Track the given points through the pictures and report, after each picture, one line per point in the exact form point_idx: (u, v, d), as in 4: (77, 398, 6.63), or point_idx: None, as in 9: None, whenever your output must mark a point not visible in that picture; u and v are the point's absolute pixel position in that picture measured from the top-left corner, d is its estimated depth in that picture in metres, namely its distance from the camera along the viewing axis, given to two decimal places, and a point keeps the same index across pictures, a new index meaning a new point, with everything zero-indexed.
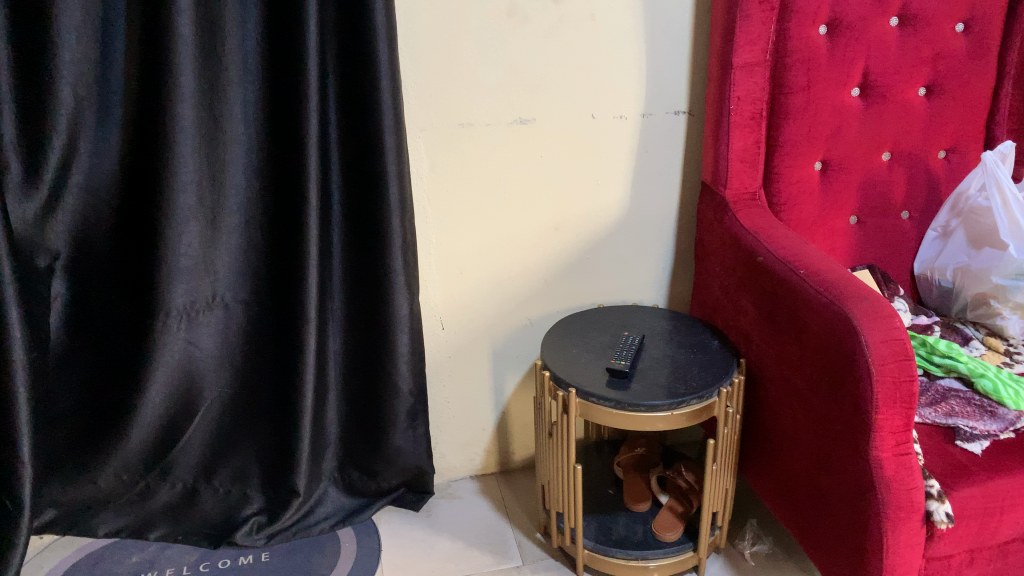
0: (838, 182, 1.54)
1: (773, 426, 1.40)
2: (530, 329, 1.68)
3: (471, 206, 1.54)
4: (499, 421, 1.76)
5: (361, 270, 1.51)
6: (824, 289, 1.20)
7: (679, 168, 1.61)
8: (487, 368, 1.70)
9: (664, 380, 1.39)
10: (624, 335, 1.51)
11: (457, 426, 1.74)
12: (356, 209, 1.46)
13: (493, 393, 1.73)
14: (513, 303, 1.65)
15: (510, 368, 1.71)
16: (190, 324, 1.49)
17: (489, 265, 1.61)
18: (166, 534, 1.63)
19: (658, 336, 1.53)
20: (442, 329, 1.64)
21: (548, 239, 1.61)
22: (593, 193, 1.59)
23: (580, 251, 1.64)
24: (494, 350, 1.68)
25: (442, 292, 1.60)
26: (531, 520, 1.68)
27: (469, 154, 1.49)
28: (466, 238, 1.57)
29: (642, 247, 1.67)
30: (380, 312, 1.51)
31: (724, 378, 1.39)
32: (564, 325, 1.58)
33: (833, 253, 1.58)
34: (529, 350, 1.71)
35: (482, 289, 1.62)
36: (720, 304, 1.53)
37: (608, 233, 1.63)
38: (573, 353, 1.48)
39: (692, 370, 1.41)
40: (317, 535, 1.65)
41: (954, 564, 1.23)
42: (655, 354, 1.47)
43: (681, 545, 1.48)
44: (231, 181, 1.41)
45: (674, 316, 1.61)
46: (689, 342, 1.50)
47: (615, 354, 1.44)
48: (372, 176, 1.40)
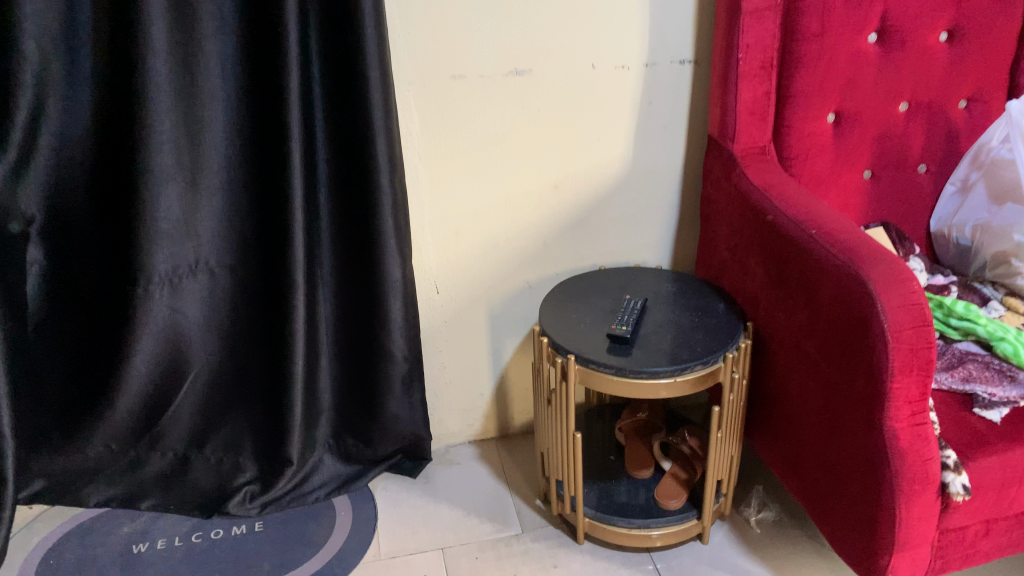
0: (852, 135, 1.46)
1: (782, 394, 1.34)
2: (529, 292, 1.62)
3: (465, 165, 1.47)
4: (497, 386, 1.71)
5: (350, 233, 1.44)
6: (837, 250, 1.14)
7: (684, 121, 1.53)
8: (485, 331, 1.64)
9: (667, 346, 1.33)
10: (626, 300, 1.45)
11: (455, 391, 1.69)
12: (344, 168, 1.39)
13: (491, 358, 1.67)
14: (511, 266, 1.59)
15: (509, 332, 1.66)
16: (174, 291, 1.44)
17: (485, 226, 1.54)
18: (158, 504, 1.60)
19: (662, 300, 1.47)
20: (437, 293, 1.58)
21: (546, 198, 1.54)
22: (593, 150, 1.51)
23: (580, 210, 1.57)
24: (491, 314, 1.63)
25: (437, 255, 1.54)
26: (531, 486, 1.64)
27: (463, 109, 1.41)
28: (461, 198, 1.50)
29: (645, 206, 1.60)
30: (372, 277, 1.45)
31: (729, 343, 1.33)
32: (565, 289, 1.52)
33: (845, 210, 1.50)
34: (528, 313, 1.65)
35: (479, 252, 1.56)
36: (727, 265, 1.46)
37: (609, 191, 1.56)
38: (572, 318, 1.42)
39: (696, 335, 1.36)
40: (313, 503, 1.61)
41: (969, 536, 1.18)
42: (658, 318, 1.41)
43: (685, 513, 1.44)
44: (211, 141, 1.33)
45: (678, 278, 1.54)
46: (694, 306, 1.44)
47: (616, 319, 1.38)
48: (360, 133, 1.33)
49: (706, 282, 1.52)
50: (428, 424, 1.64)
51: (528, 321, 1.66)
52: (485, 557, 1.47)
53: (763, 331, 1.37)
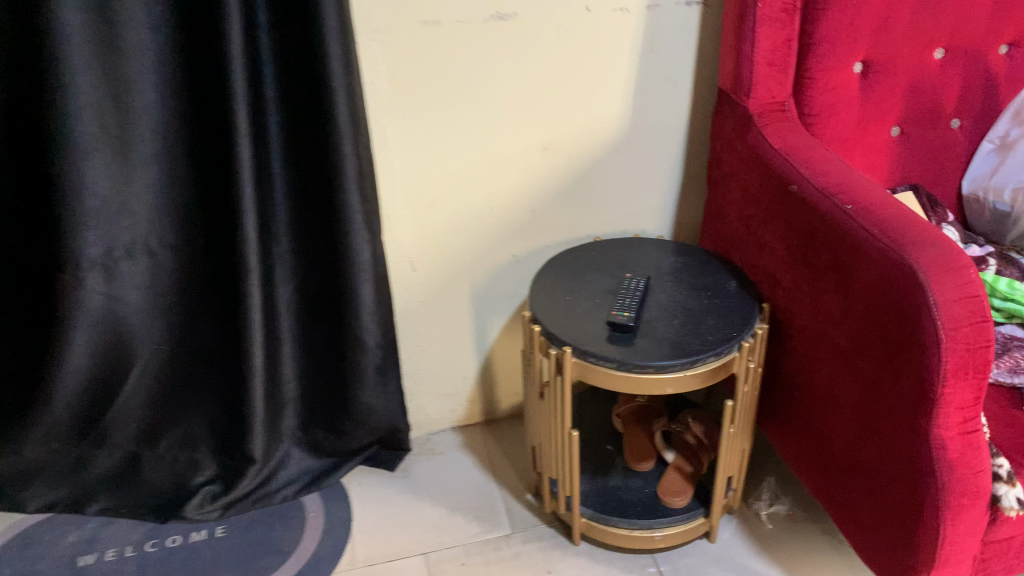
0: (881, 87, 1.28)
1: (803, 385, 1.19)
2: (516, 266, 1.46)
3: (442, 127, 1.28)
4: (482, 368, 1.55)
5: (311, 207, 1.25)
6: (877, 229, 0.98)
7: (690, 71, 1.34)
8: (468, 310, 1.48)
9: (674, 334, 1.17)
10: (627, 278, 1.28)
11: (435, 376, 1.53)
12: (301, 133, 1.20)
13: (475, 338, 1.51)
14: (496, 238, 1.41)
15: (494, 310, 1.50)
16: (110, 276, 1.25)
17: (467, 194, 1.36)
18: (109, 507, 1.44)
19: (666, 278, 1.30)
20: (412, 271, 1.41)
21: (534, 161, 1.36)
22: (587, 105, 1.33)
23: (572, 175, 1.39)
24: (475, 291, 1.46)
25: (413, 228, 1.36)
26: (521, 479, 1.49)
27: (438, 60, 1.22)
28: (439, 163, 1.31)
29: (644, 169, 1.42)
30: (337, 257, 1.27)
31: (745, 330, 1.17)
32: (557, 265, 1.36)
33: (871, 172, 1.33)
34: (516, 288, 1.49)
35: (460, 223, 1.38)
36: (740, 237, 1.30)
37: (604, 152, 1.38)
38: (566, 302, 1.26)
39: (707, 321, 1.20)
40: (280, 503, 1.46)
41: (1014, 547, 1.05)
42: (663, 300, 1.25)
43: (692, 511, 1.31)
44: (141, 103, 1.13)
45: (682, 250, 1.38)
46: (702, 285, 1.28)
47: (615, 302, 1.22)
48: (317, 92, 1.13)
49: (715, 255, 1.35)
50: (406, 414, 1.48)
51: (515, 299, 1.50)
52: (472, 563, 1.33)
53: (782, 313, 1.21)
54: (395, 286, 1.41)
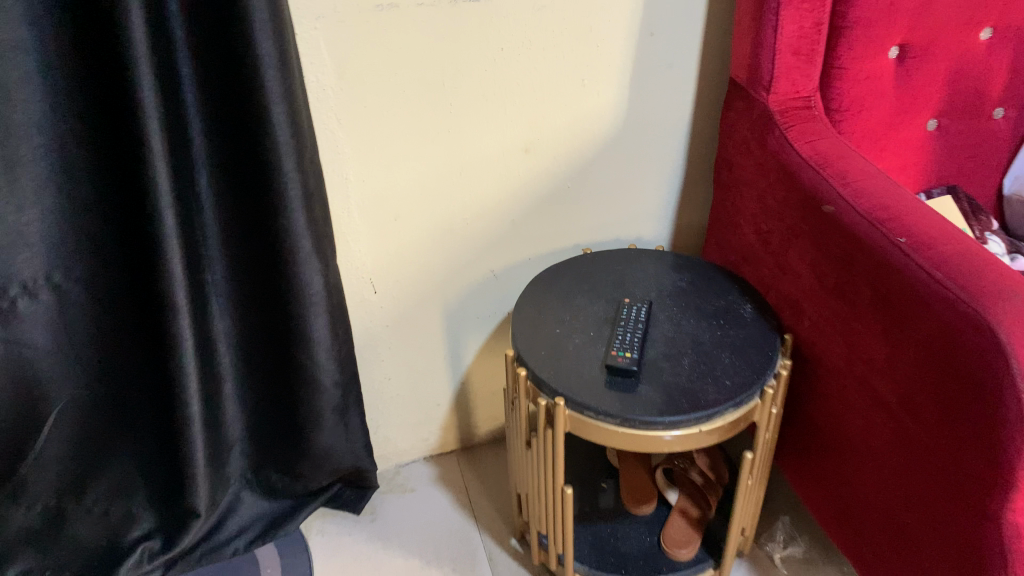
0: (919, 75, 1.09)
1: (830, 431, 1.03)
2: (495, 282, 1.26)
3: (404, 130, 1.07)
4: (457, 393, 1.37)
5: (247, 229, 1.05)
6: (943, 273, 0.80)
7: (695, 56, 1.14)
8: (440, 333, 1.29)
9: (684, 379, 1.00)
10: (624, 304, 1.10)
11: (404, 405, 1.35)
12: (230, 143, 0.98)
13: (448, 362, 1.33)
14: (470, 253, 1.22)
15: (471, 331, 1.31)
16: (7, 319, 1.03)
17: (436, 205, 1.16)
18: (31, 568, 1.22)
19: (670, 301, 1.12)
20: (374, 293, 1.21)
21: (513, 164, 1.16)
22: (575, 99, 1.13)
23: (556, 179, 1.20)
24: (447, 311, 1.27)
25: (373, 245, 1.16)
26: (503, 519, 1.32)
27: (398, 51, 1.00)
28: (402, 171, 1.11)
29: (639, 169, 1.23)
30: (282, 288, 1.07)
31: (767, 371, 1.00)
32: (542, 286, 1.17)
33: (904, 173, 1.15)
34: (495, 307, 1.30)
35: (428, 237, 1.18)
36: (754, 253, 1.12)
37: (595, 150, 1.19)
38: (555, 335, 1.07)
39: (722, 360, 1.02)
40: (231, 556, 1.29)
41: None
42: (668, 332, 1.07)
43: (698, 565, 1.15)
44: (26, 113, 0.90)
45: (685, 265, 1.19)
46: (712, 311, 1.10)
47: (612, 338, 1.04)
48: (248, 96, 0.92)
49: (724, 271, 1.17)
50: (371, 451, 1.30)
51: (493, 318, 1.31)
52: None
53: (807, 348, 1.04)
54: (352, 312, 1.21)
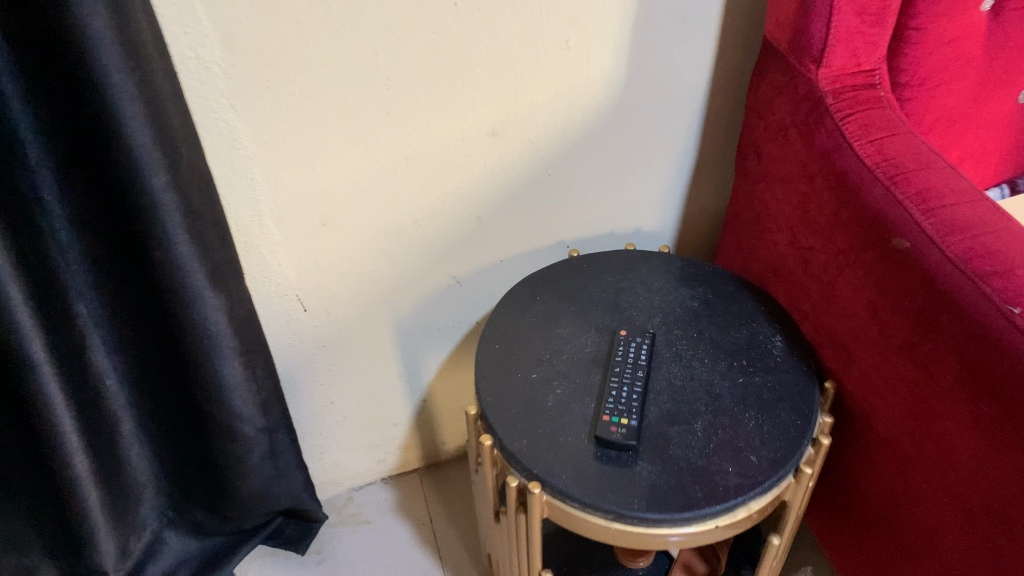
0: (1017, 36, 0.81)
1: (878, 509, 0.81)
2: (457, 291, 1.02)
3: (322, 117, 0.80)
4: (416, 412, 1.15)
5: (120, 252, 0.79)
6: None
7: (718, 6, 0.86)
8: (393, 349, 1.05)
9: (697, 452, 0.77)
10: (619, 341, 0.86)
11: (354, 428, 1.12)
12: (76, 151, 0.71)
13: (404, 380, 1.10)
14: (422, 261, 0.96)
15: (430, 344, 1.07)
16: None
17: (374, 206, 0.89)
18: None
19: (678, 333, 0.88)
20: (305, 312, 0.96)
21: (475, 151, 0.89)
22: (556, 65, 0.85)
23: (532, 165, 0.93)
24: (400, 325, 1.02)
25: (296, 258, 0.90)
26: (474, 560, 1.12)
27: (310, 12, 0.72)
28: (326, 166, 0.84)
29: (638, 150, 0.96)
30: (173, 324, 0.82)
31: (802, 441, 0.78)
32: (514, 307, 0.92)
33: (982, 162, 0.89)
34: (458, 317, 1.05)
35: (368, 243, 0.92)
36: (787, 270, 0.87)
37: (582, 129, 0.91)
38: (530, 384, 0.83)
39: (746, 424, 0.79)
40: None
41: None
42: (674, 381, 0.83)
43: None
44: None
45: (695, 276, 0.94)
46: (730, 348, 0.86)
47: (604, 393, 0.80)
48: (82, 92, 0.64)
49: (745, 286, 0.93)
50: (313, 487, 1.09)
51: (456, 331, 1.07)
52: None
53: (853, 402, 0.81)
54: (273, 336, 0.96)
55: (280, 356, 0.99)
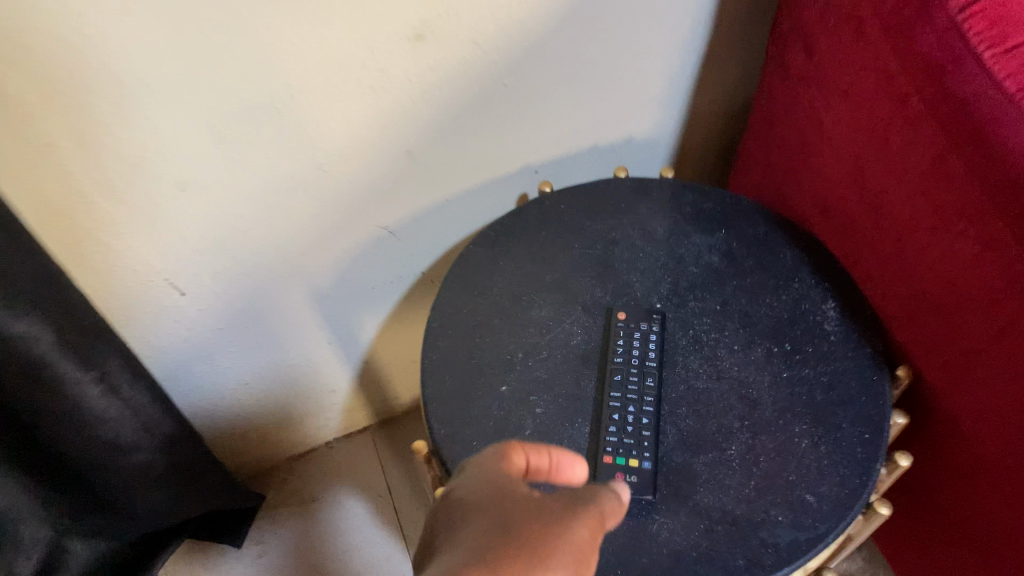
0: None
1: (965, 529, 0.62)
2: (392, 244, 0.76)
3: (139, 48, 0.50)
4: (356, 377, 0.92)
5: None
6: None
7: None
8: (318, 318, 0.80)
9: (733, 496, 0.57)
10: (617, 331, 0.63)
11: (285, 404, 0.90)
12: None
13: (339, 347, 0.86)
14: (337, 217, 0.70)
15: (367, 305, 0.82)
16: None
17: (252, 158, 0.61)
18: None
19: (696, 307, 0.64)
20: (186, 296, 0.70)
21: (394, 64, 0.60)
22: None
23: (480, 75, 0.64)
24: (322, 291, 0.77)
25: (154, 236, 0.63)
26: None
27: None
28: (168, 113, 0.55)
29: (630, 37, 0.68)
30: None
31: (874, 467, 0.57)
32: (468, 280, 0.67)
33: None
34: (400, 271, 0.80)
35: (257, 203, 0.65)
36: (853, 213, 0.63)
37: (548, 17, 0.63)
38: (499, 402, 0.60)
39: (797, 447, 0.58)
40: None
41: None
42: (696, 385, 0.61)
43: None
44: None
45: (712, 217, 0.70)
46: (767, 327, 0.63)
47: (602, 419, 0.59)
48: None
49: (779, 229, 0.69)
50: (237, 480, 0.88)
51: (397, 288, 0.82)
52: None
53: (936, 401, 0.60)
54: (136, 338, 0.71)
55: (157, 354, 0.74)
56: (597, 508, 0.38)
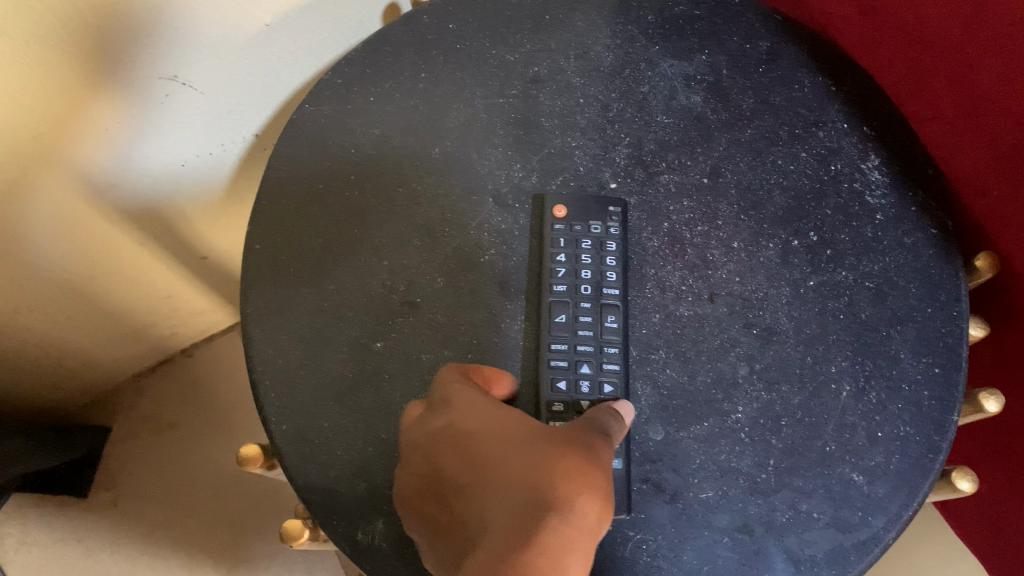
0: None
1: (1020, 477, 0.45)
2: (193, 99, 0.49)
3: None
4: (197, 272, 0.68)
5: None
6: None
7: None
8: (111, 211, 0.55)
9: (744, 487, 0.36)
10: (554, 240, 0.39)
11: (111, 320, 0.66)
12: None
13: (156, 242, 0.61)
14: (78, 67, 0.42)
15: (184, 189, 0.57)
16: None
17: None
18: None
19: (670, 184, 0.42)
20: None
21: None
22: None
23: None
24: (104, 180, 0.51)
25: None
26: None
27: None
28: None
29: None
30: None
31: (947, 421, 0.38)
32: (311, 162, 0.42)
33: None
34: (223, 136, 0.54)
35: None
36: (924, 15, 0.40)
37: None
38: (375, 371, 0.38)
39: (834, 398, 0.38)
40: None
41: None
42: (679, 313, 0.39)
43: None
44: None
45: (684, 35, 0.45)
46: (780, 209, 0.41)
47: (541, 389, 0.36)
48: None
49: (785, 51, 0.45)
50: (48, 442, 0.65)
51: (215, 163, 0.56)
52: None
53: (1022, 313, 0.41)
54: None
55: None
56: (603, 430, 0.28)
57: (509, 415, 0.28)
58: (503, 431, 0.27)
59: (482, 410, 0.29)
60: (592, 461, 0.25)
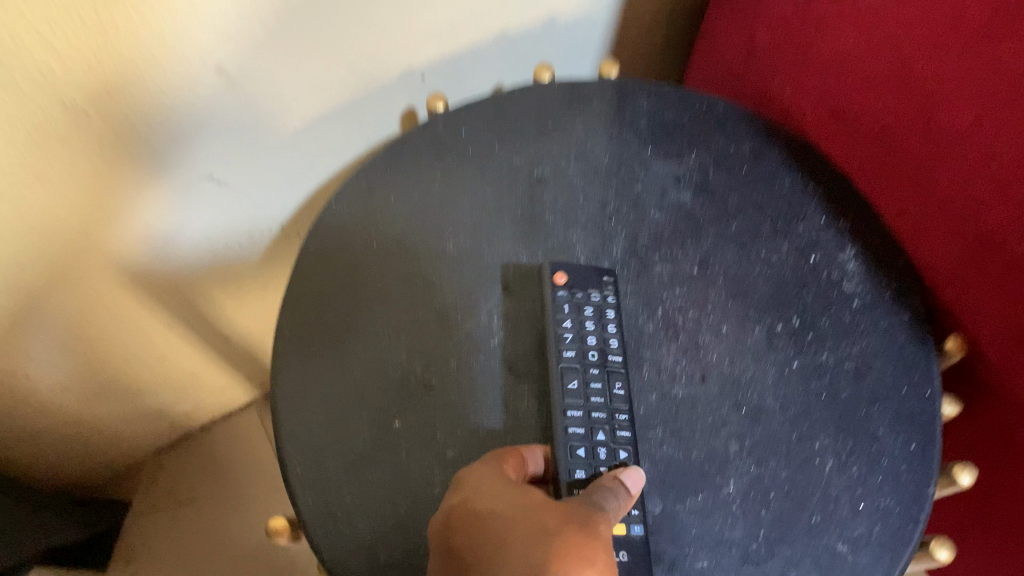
0: None
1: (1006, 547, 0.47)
2: (224, 197, 0.54)
3: None
4: (222, 352, 0.72)
5: None
6: None
7: None
8: (147, 297, 0.59)
9: (737, 556, 0.38)
10: (559, 307, 0.42)
11: (139, 398, 0.70)
12: None
13: (184, 324, 0.65)
14: (130, 170, 0.47)
15: (213, 275, 0.61)
16: None
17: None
18: None
19: (663, 274, 0.46)
20: None
21: None
22: None
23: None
24: (142, 270, 0.56)
25: None
26: None
27: None
28: None
29: None
30: None
31: (925, 492, 0.41)
32: (337, 255, 0.46)
33: None
34: (250, 229, 0.59)
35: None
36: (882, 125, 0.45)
37: None
38: (393, 447, 0.41)
39: (819, 471, 0.41)
40: None
41: None
42: (674, 392, 0.42)
43: None
44: None
45: (674, 138, 0.51)
46: (763, 296, 0.45)
47: (559, 458, 0.37)
48: None
49: (766, 154, 0.50)
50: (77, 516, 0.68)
51: (241, 253, 0.61)
52: None
53: (993, 391, 0.44)
54: None
55: None
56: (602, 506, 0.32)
57: (519, 489, 0.32)
58: (513, 506, 0.30)
59: (496, 485, 0.32)
60: (591, 537, 0.29)
